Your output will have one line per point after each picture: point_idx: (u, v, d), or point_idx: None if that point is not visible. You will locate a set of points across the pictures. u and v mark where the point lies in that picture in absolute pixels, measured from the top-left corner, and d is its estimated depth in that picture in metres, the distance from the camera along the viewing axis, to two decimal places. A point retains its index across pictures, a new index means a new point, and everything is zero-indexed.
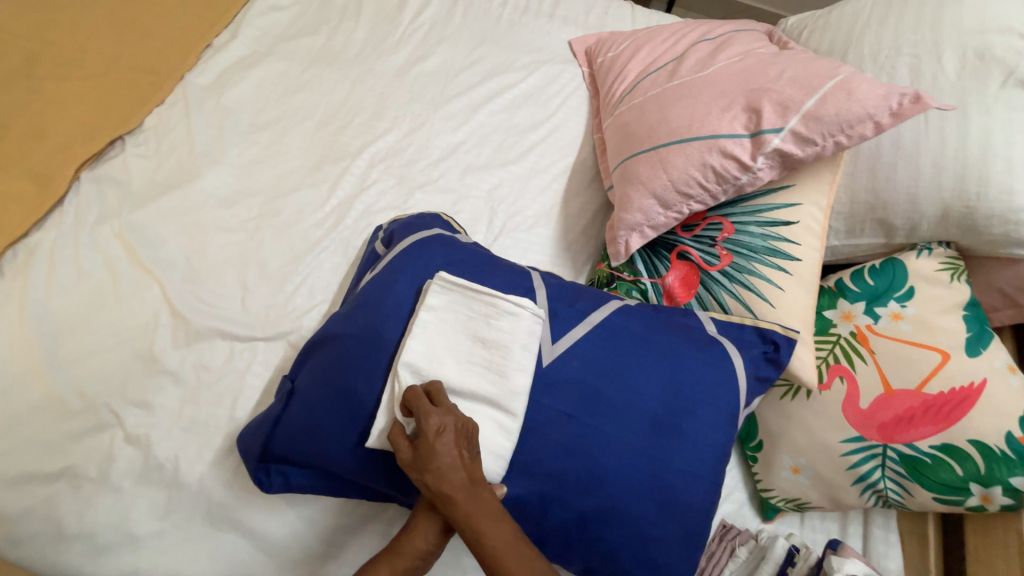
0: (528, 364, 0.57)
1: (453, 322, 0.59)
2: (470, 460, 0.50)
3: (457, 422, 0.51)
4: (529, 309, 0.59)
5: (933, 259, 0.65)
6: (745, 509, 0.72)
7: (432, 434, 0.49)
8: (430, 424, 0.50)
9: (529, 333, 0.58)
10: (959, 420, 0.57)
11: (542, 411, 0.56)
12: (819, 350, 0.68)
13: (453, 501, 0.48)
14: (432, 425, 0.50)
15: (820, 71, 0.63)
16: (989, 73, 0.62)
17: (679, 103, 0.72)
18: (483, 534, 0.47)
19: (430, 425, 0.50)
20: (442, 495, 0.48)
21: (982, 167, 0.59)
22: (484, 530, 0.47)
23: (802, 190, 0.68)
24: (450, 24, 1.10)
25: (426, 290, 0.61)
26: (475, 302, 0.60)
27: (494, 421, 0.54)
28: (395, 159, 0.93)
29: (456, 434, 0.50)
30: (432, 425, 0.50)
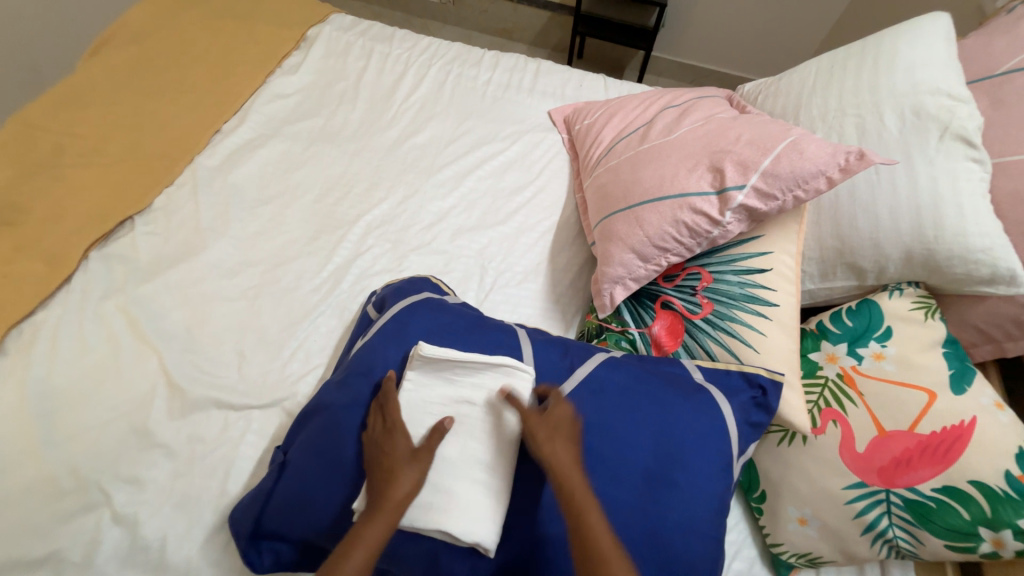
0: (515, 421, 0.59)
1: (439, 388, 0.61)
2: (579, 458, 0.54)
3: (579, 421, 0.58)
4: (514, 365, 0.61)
5: (906, 299, 0.67)
6: (757, 568, 0.69)
7: (559, 417, 0.56)
8: (560, 409, 0.57)
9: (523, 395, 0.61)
10: (957, 461, 0.56)
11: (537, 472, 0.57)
12: (809, 394, 0.69)
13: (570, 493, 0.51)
14: (562, 411, 0.57)
15: (773, 133, 0.69)
16: (927, 129, 0.67)
17: (649, 165, 0.78)
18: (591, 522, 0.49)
19: (560, 409, 0.57)
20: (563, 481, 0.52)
21: (934, 213, 0.63)
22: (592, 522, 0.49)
23: (772, 239, 0.71)
24: (439, 101, 1.21)
25: (415, 360, 0.62)
26: (452, 370, 0.61)
27: (480, 484, 0.55)
28: (389, 226, 0.99)
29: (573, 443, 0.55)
30: (563, 411, 0.57)
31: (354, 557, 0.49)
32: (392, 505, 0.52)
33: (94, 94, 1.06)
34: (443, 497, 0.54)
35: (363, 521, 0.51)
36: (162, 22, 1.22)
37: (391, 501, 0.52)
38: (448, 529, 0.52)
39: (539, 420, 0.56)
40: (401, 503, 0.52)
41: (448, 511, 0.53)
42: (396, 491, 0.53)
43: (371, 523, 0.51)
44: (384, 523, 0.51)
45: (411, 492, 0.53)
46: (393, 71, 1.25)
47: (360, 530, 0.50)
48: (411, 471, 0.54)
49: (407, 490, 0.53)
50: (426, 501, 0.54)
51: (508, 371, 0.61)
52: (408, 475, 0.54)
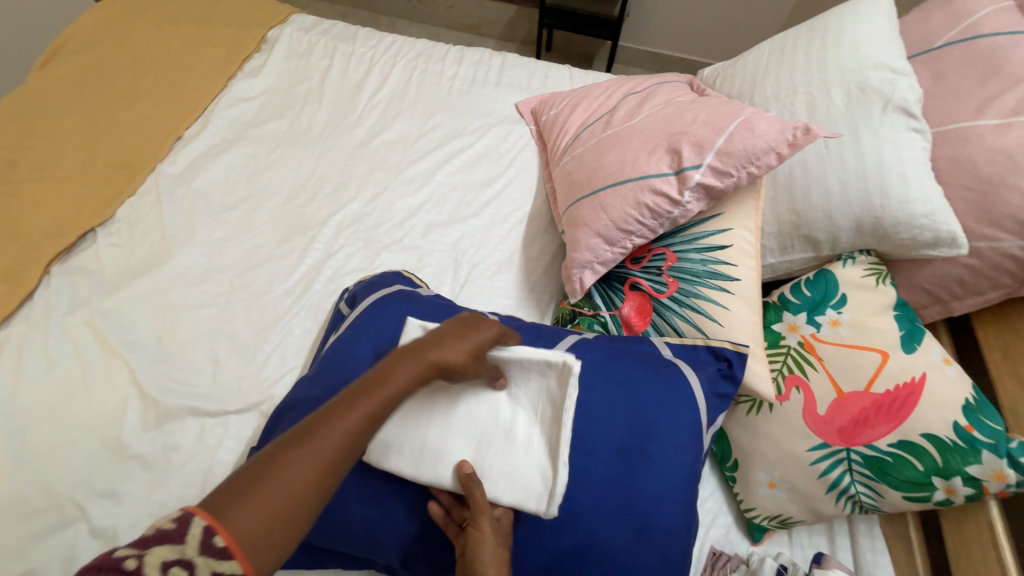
0: (498, 489, 0.52)
1: (524, 396, 0.56)
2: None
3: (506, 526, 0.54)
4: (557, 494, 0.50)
5: (858, 267, 0.70)
6: (732, 533, 0.72)
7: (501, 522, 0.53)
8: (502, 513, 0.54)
9: (526, 494, 0.52)
10: (910, 416, 0.60)
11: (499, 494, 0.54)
12: (773, 363, 0.71)
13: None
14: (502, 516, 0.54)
15: (727, 113, 0.71)
16: (870, 102, 0.70)
17: (612, 150, 0.80)
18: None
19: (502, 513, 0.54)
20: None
21: (880, 182, 0.66)
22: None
23: (730, 217, 0.73)
24: (405, 98, 1.20)
25: (563, 360, 0.54)
26: (555, 395, 0.54)
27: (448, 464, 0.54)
28: (360, 224, 0.98)
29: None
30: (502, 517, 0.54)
31: (381, 389, 0.45)
32: (432, 358, 0.49)
33: (47, 106, 1.03)
34: (436, 445, 0.55)
35: (399, 359, 0.48)
36: (114, 28, 1.19)
37: (433, 354, 0.49)
38: (408, 472, 0.54)
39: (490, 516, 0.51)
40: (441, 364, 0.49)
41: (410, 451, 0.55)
42: (446, 352, 0.49)
43: (407, 369, 0.47)
44: (416, 371, 0.47)
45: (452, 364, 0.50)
46: (357, 70, 1.24)
47: (390, 366, 0.47)
48: (465, 343, 0.51)
49: (455, 358, 0.50)
50: (423, 437, 0.55)
51: (547, 480, 0.52)
52: (458, 344, 0.50)
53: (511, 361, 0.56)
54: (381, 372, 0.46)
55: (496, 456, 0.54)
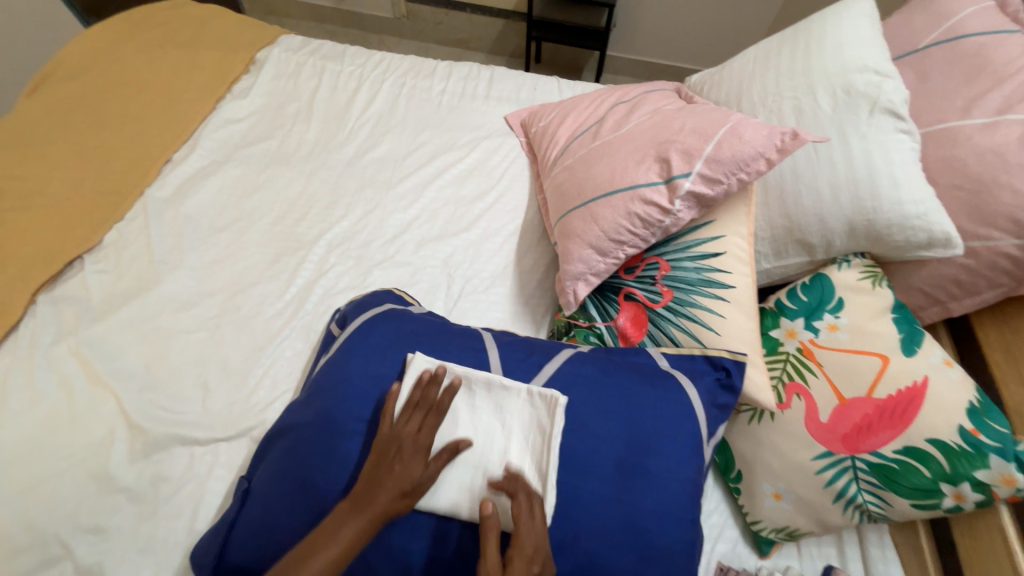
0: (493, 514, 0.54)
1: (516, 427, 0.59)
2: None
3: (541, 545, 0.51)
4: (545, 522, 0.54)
5: (853, 270, 0.69)
6: (739, 547, 0.70)
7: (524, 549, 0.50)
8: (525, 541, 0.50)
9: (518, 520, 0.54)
10: (914, 421, 0.58)
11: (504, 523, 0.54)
12: (773, 370, 0.70)
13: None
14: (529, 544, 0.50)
15: (714, 120, 0.71)
16: (857, 105, 0.70)
17: (601, 160, 0.80)
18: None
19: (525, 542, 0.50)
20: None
21: (870, 185, 0.66)
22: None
23: (723, 223, 0.73)
24: (394, 114, 1.20)
25: (552, 395, 0.59)
26: (546, 424, 0.58)
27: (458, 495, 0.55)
28: (351, 242, 0.98)
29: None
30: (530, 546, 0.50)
31: (329, 550, 0.50)
32: (375, 505, 0.53)
33: (34, 133, 1.03)
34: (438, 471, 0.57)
35: (345, 514, 0.52)
36: (101, 54, 1.19)
37: (376, 499, 0.53)
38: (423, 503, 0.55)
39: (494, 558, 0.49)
40: (386, 505, 0.53)
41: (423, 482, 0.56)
42: (386, 494, 0.53)
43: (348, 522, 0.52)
44: (364, 521, 0.52)
45: (399, 498, 0.53)
46: (346, 88, 1.25)
47: (338, 526, 0.52)
48: (406, 474, 0.54)
49: (399, 492, 0.53)
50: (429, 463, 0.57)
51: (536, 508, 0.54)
52: (398, 479, 0.54)
53: (506, 394, 0.61)
54: (329, 530, 0.52)
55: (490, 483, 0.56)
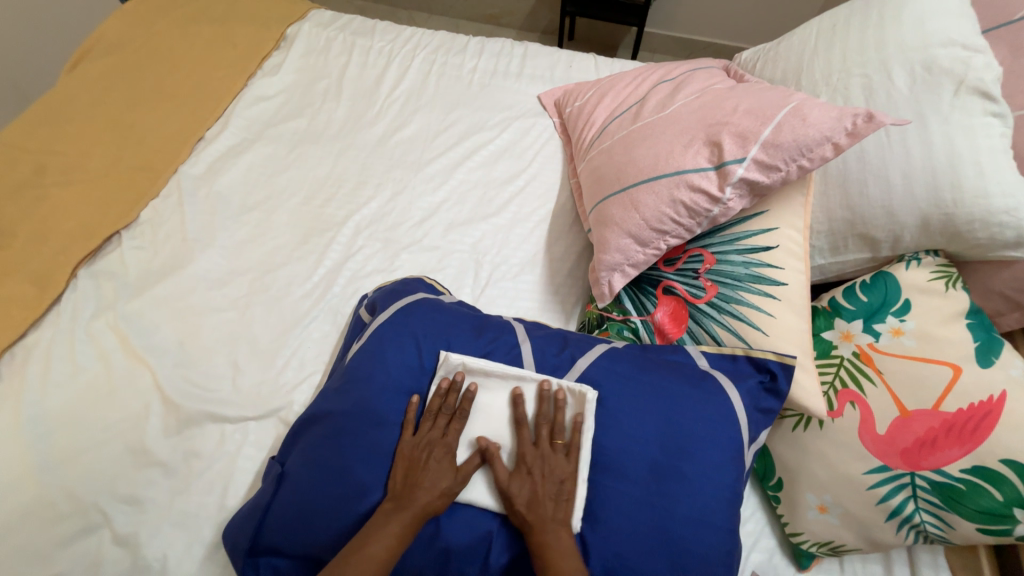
0: None
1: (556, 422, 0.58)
2: (564, 501, 0.53)
3: (558, 466, 0.55)
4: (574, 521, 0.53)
5: (924, 269, 0.62)
6: (776, 558, 0.66)
7: (525, 462, 0.55)
8: (527, 460, 0.55)
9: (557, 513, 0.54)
10: (987, 438, 0.53)
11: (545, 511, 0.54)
12: (824, 375, 0.65)
13: (533, 529, 0.51)
14: (530, 464, 0.55)
15: (773, 101, 0.64)
16: (940, 84, 0.62)
17: (643, 143, 0.75)
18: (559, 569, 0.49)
19: (527, 460, 0.55)
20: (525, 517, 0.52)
21: (952, 174, 0.58)
22: (554, 562, 0.49)
23: (776, 214, 0.67)
24: (424, 93, 1.17)
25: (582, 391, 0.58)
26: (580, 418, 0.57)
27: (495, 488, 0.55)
28: (379, 224, 0.96)
29: (553, 480, 0.54)
30: (530, 465, 0.55)
31: (373, 550, 0.49)
32: (414, 507, 0.52)
33: (74, 108, 1.04)
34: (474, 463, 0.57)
35: (387, 514, 0.52)
36: (138, 29, 1.19)
37: (413, 502, 0.52)
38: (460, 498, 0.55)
39: (507, 474, 0.55)
40: (424, 508, 0.52)
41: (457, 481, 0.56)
42: (423, 497, 0.53)
43: (391, 521, 0.51)
44: (409, 516, 0.51)
45: (439, 496, 0.53)
46: (375, 65, 1.21)
47: (377, 526, 0.51)
48: (441, 478, 0.54)
49: (435, 496, 0.53)
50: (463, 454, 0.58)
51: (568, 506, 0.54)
52: (436, 482, 0.54)
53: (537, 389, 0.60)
54: (370, 529, 0.51)
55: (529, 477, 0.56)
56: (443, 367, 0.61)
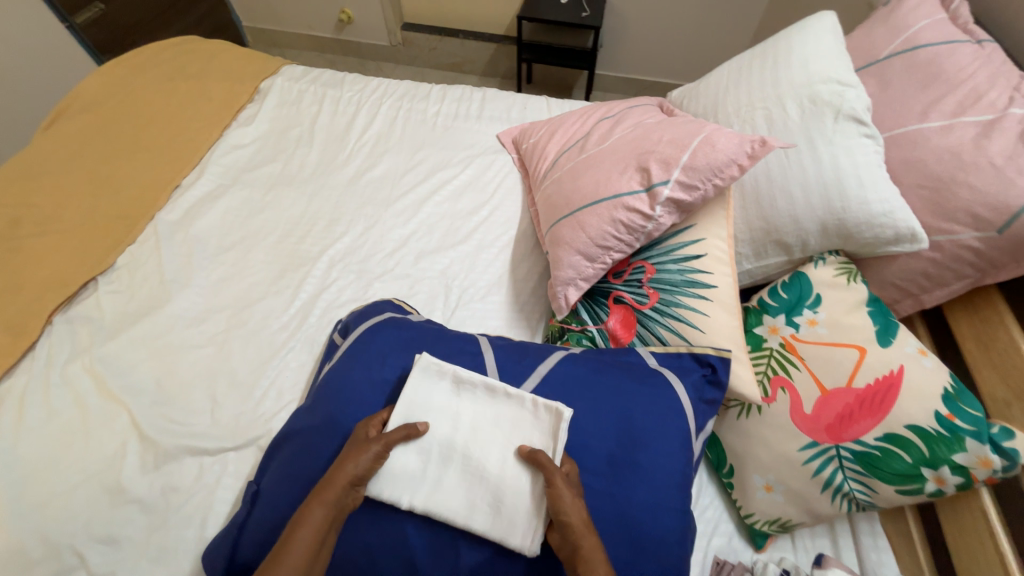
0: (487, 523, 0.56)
1: (527, 429, 0.60)
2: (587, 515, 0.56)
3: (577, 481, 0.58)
4: (530, 541, 0.54)
5: (829, 267, 0.72)
6: (735, 541, 0.71)
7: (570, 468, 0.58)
8: (569, 466, 0.58)
9: (516, 531, 0.55)
10: (892, 408, 0.61)
11: (504, 529, 0.55)
12: (758, 366, 0.73)
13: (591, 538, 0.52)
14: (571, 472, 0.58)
15: (690, 131, 0.75)
16: (823, 113, 0.74)
17: (586, 173, 0.84)
18: None
19: (569, 467, 0.58)
20: (568, 528, 0.52)
21: (839, 186, 0.69)
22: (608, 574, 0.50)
23: (703, 226, 0.76)
24: (392, 136, 1.26)
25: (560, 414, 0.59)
26: (546, 441, 0.59)
27: (456, 502, 0.57)
28: (352, 257, 1.02)
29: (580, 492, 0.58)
30: (572, 473, 0.57)
31: (298, 535, 0.51)
32: (336, 483, 0.54)
33: (51, 163, 1.09)
34: (434, 475, 0.59)
35: (311, 500, 0.54)
36: (115, 88, 1.26)
37: (334, 482, 0.54)
38: (418, 508, 0.56)
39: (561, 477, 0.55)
40: (345, 483, 0.55)
41: (419, 492, 0.57)
42: (343, 476, 0.55)
43: (313, 504, 0.53)
44: (331, 499, 0.53)
45: (353, 474, 0.55)
46: (345, 113, 1.31)
47: (301, 513, 0.52)
48: (362, 455, 0.56)
49: (353, 474, 0.55)
50: (418, 460, 0.59)
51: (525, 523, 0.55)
52: (356, 459, 0.56)
53: (507, 401, 0.62)
54: (299, 515, 0.52)
55: (489, 490, 0.57)
56: (418, 367, 0.65)
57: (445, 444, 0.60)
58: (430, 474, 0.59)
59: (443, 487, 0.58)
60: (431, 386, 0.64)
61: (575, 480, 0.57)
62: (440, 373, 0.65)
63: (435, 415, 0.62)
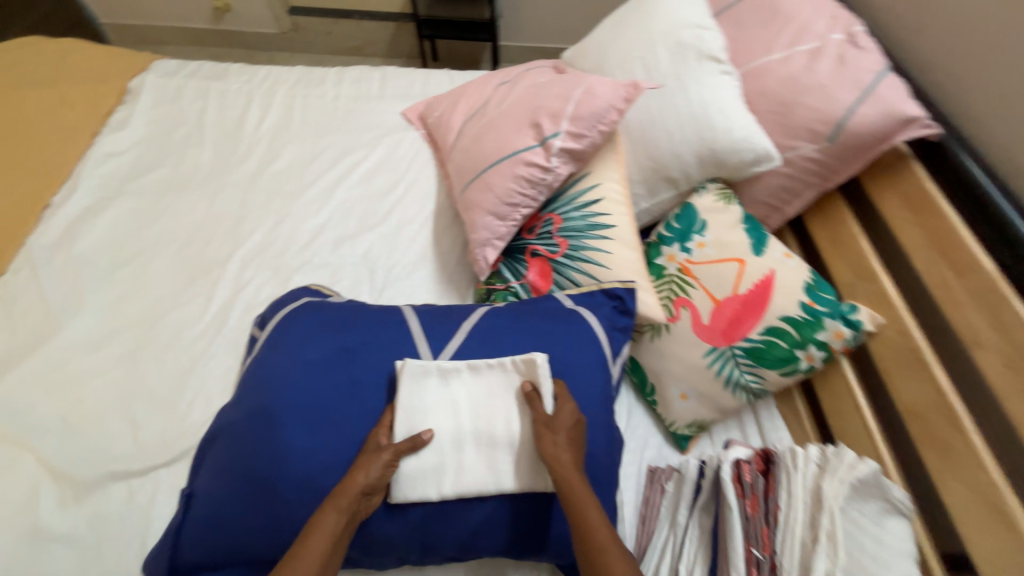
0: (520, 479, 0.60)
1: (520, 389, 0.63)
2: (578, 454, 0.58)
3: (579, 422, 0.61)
4: None
5: (709, 194, 0.80)
6: (665, 449, 0.80)
7: (563, 406, 0.61)
8: (563, 408, 0.60)
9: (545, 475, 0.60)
10: (769, 305, 0.71)
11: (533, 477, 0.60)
12: (662, 292, 0.80)
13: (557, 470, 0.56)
14: (565, 416, 0.60)
15: (573, 84, 0.80)
16: (688, 55, 0.81)
17: (486, 136, 0.87)
18: (577, 510, 0.54)
19: (563, 408, 0.60)
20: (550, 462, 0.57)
21: (708, 120, 0.77)
22: (578, 499, 0.54)
23: (598, 173, 0.82)
24: (290, 125, 1.20)
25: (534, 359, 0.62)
26: (534, 385, 0.61)
27: (482, 476, 0.59)
28: (265, 254, 0.98)
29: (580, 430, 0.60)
30: (567, 417, 0.60)
31: (310, 546, 0.52)
32: (347, 493, 0.55)
33: None
34: (452, 462, 0.60)
35: (322, 510, 0.54)
36: None
37: (346, 491, 0.55)
38: (450, 493, 0.59)
39: (546, 417, 0.59)
40: (356, 492, 0.55)
41: (446, 481, 0.59)
42: (355, 486, 0.55)
43: (326, 511, 0.54)
44: (343, 507, 0.54)
45: (365, 483, 0.56)
46: (235, 105, 1.23)
47: (315, 518, 0.53)
48: (374, 466, 0.57)
49: (365, 482, 0.56)
50: (434, 460, 0.59)
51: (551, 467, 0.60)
52: (368, 470, 0.56)
53: (492, 372, 0.64)
54: (311, 524, 0.54)
55: (508, 454, 0.60)
56: (404, 376, 0.62)
57: (454, 431, 0.61)
58: (449, 463, 0.60)
59: (466, 471, 0.59)
60: (420, 387, 0.62)
61: (570, 422, 0.60)
62: (421, 374, 0.62)
63: (434, 413, 0.61)
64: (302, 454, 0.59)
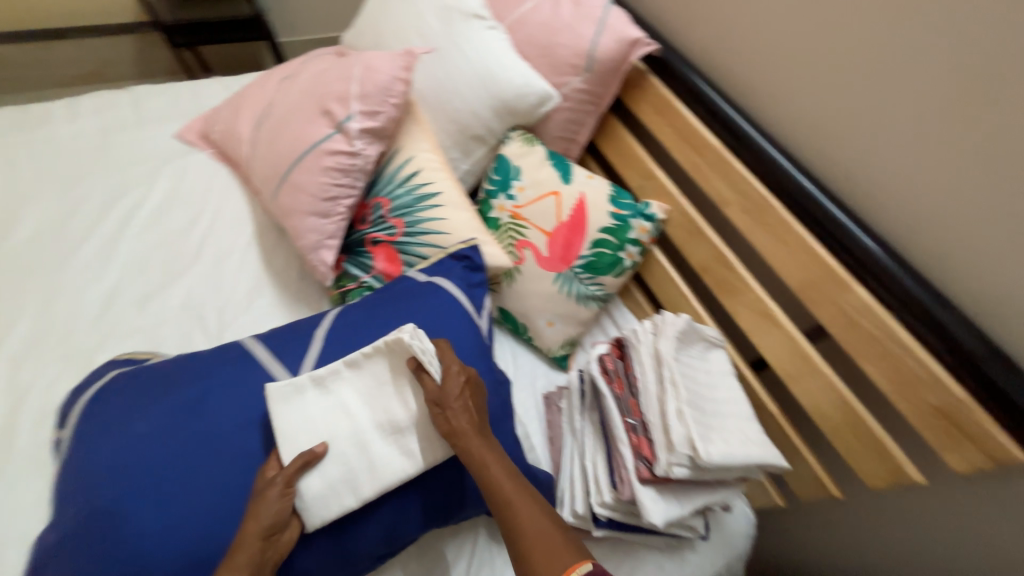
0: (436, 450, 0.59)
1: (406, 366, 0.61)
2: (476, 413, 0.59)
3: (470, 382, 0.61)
4: None
5: (515, 142, 0.87)
6: (552, 374, 0.88)
7: (450, 372, 0.60)
8: (452, 372, 0.60)
9: None
10: (589, 222, 0.81)
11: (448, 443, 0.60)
12: (505, 241, 0.86)
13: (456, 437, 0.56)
14: (455, 381, 0.59)
15: (351, 64, 0.78)
16: (455, 18, 0.85)
17: (280, 136, 0.81)
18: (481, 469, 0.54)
19: (452, 372, 0.60)
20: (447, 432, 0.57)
21: (489, 74, 0.83)
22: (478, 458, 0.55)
23: (408, 146, 0.83)
24: (21, 182, 0.95)
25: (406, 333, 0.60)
26: (415, 357, 0.59)
27: (397, 463, 0.58)
28: (43, 344, 0.78)
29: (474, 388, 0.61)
30: (456, 381, 0.59)
31: None
32: (246, 542, 0.51)
33: None
34: (361, 463, 0.57)
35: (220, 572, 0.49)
36: None
37: (245, 541, 0.51)
38: (370, 493, 0.57)
39: (435, 388, 0.59)
40: (258, 537, 0.51)
41: (361, 484, 0.57)
42: (251, 534, 0.51)
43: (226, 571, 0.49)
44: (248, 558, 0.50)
45: (266, 524, 0.52)
46: None
47: None
48: (271, 503, 0.53)
49: (266, 523, 0.52)
50: (339, 470, 0.56)
51: None
52: (265, 510, 0.52)
53: (372, 360, 0.61)
54: None
55: (417, 431, 0.59)
56: (273, 401, 0.57)
57: (354, 434, 0.58)
58: (358, 466, 0.57)
59: (378, 466, 0.58)
60: (297, 406, 0.58)
61: (460, 386, 0.59)
62: (295, 391, 0.58)
63: (324, 425, 0.58)
64: (160, 539, 0.51)
